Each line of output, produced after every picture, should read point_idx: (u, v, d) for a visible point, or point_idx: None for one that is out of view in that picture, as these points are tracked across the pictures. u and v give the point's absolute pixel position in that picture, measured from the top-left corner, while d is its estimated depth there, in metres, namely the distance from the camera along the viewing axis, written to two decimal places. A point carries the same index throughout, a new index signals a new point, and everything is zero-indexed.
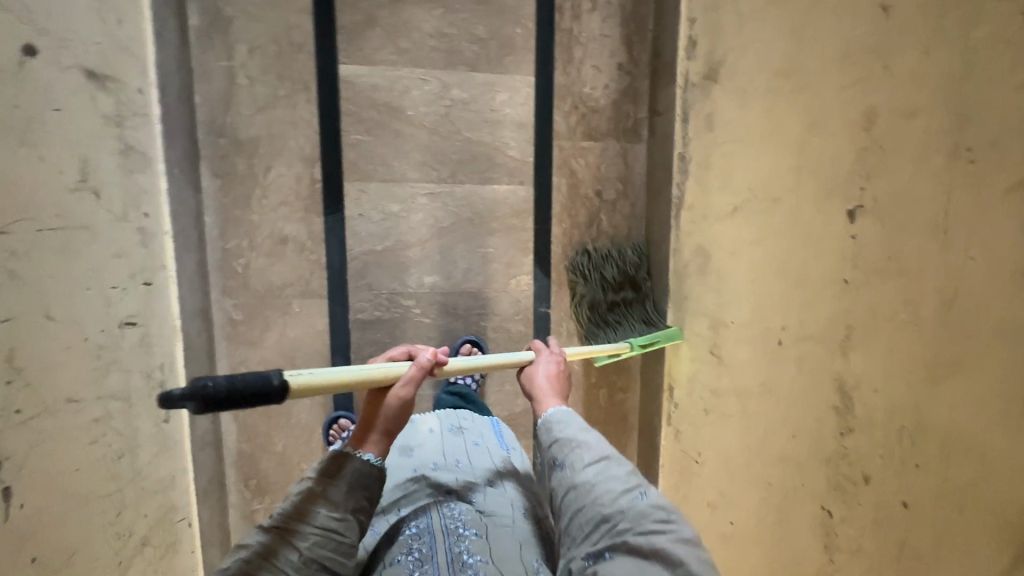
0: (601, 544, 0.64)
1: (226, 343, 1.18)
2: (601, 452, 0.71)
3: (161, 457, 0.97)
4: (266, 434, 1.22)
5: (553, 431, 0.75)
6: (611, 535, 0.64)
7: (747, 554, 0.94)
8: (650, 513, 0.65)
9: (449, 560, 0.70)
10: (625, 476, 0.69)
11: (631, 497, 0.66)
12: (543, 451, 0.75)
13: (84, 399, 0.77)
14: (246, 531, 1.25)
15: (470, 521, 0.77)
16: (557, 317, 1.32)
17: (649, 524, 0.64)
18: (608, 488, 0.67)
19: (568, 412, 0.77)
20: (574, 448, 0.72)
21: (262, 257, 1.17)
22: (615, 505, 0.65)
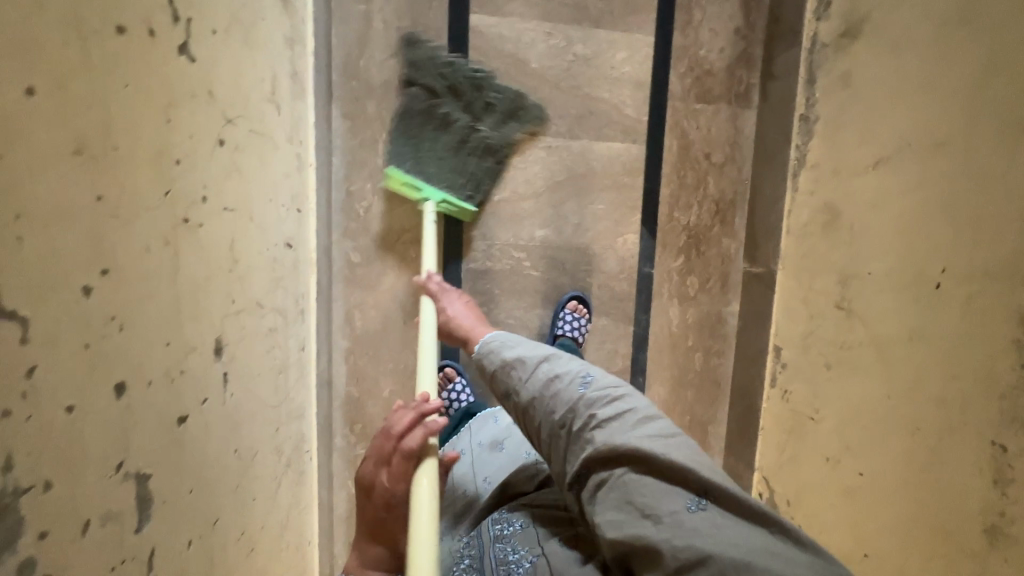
0: (574, 453, 0.72)
1: (343, 285, 1.20)
2: (537, 364, 0.79)
3: (300, 384, 0.98)
4: (374, 378, 1.24)
5: (494, 362, 0.85)
6: (574, 438, 0.72)
7: (883, 505, 0.93)
8: (594, 401, 0.72)
9: (494, 562, 0.77)
10: (563, 374, 0.77)
11: (576, 396, 0.73)
12: (491, 383, 0.85)
13: (265, 307, 0.78)
14: (348, 475, 1.27)
15: (515, 517, 0.84)
16: (659, 278, 1.33)
17: (597, 412, 0.71)
18: (556, 393, 0.75)
19: (498, 341, 0.87)
20: (514, 368, 0.81)
21: (384, 201, 1.18)
22: (564, 407, 0.74)
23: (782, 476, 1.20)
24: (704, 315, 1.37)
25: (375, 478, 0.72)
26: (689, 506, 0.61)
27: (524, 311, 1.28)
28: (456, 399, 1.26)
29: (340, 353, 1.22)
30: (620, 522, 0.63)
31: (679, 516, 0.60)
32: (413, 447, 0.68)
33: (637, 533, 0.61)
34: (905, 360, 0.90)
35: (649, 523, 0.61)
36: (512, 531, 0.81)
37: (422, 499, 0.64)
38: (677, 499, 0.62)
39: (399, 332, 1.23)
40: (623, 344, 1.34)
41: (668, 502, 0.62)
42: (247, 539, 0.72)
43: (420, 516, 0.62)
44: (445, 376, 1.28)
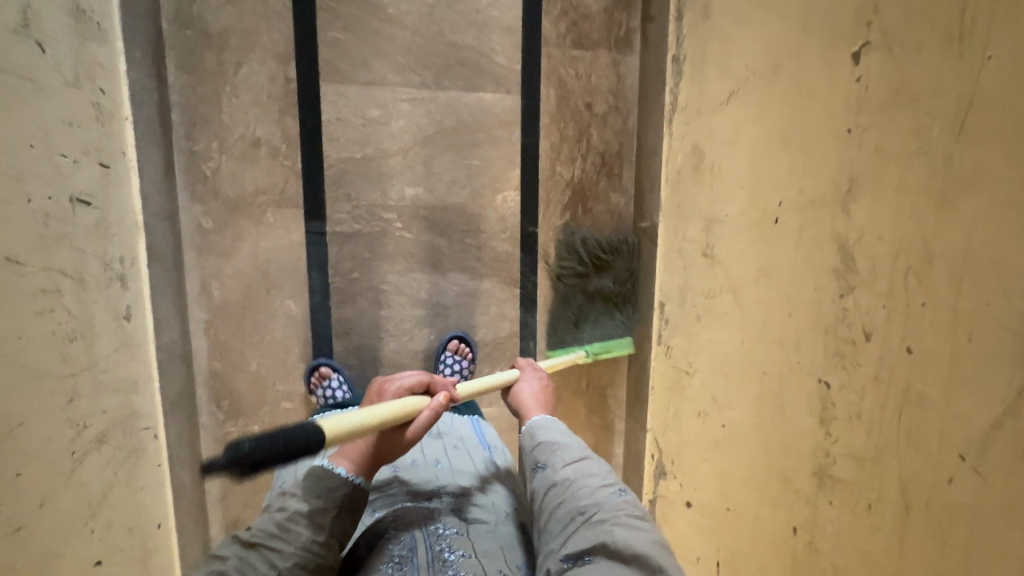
0: (577, 538, 0.65)
1: (196, 253, 1.12)
2: (580, 454, 0.75)
3: (121, 355, 0.91)
4: (239, 351, 1.17)
5: (537, 437, 0.80)
6: (586, 527, 0.65)
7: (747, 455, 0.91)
8: (622, 507, 0.67)
9: (429, 556, 0.68)
10: (602, 474, 0.72)
11: (610, 495, 0.68)
12: (526, 454, 0.79)
13: (26, 264, 0.70)
14: (219, 455, 1.20)
15: (449, 520, 0.76)
16: (545, 237, 1.27)
17: (623, 516, 0.66)
18: (588, 483, 0.70)
19: (558, 423, 0.83)
20: (558, 450, 0.76)
21: (234, 161, 1.10)
22: (591, 498, 0.68)
23: (666, 435, 1.17)
24: (595, 275, 1.31)
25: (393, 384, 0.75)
26: None
27: (400, 276, 1.22)
28: (332, 396, 1.16)
29: (198, 326, 1.14)
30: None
31: None
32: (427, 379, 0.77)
33: None
34: (754, 303, 0.85)
35: None
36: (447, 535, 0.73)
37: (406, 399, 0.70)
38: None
39: (263, 301, 1.16)
40: (510, 307, 1.29)
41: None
42: (4, 516, 0.65)
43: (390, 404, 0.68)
44: (320, 373, 1.17)
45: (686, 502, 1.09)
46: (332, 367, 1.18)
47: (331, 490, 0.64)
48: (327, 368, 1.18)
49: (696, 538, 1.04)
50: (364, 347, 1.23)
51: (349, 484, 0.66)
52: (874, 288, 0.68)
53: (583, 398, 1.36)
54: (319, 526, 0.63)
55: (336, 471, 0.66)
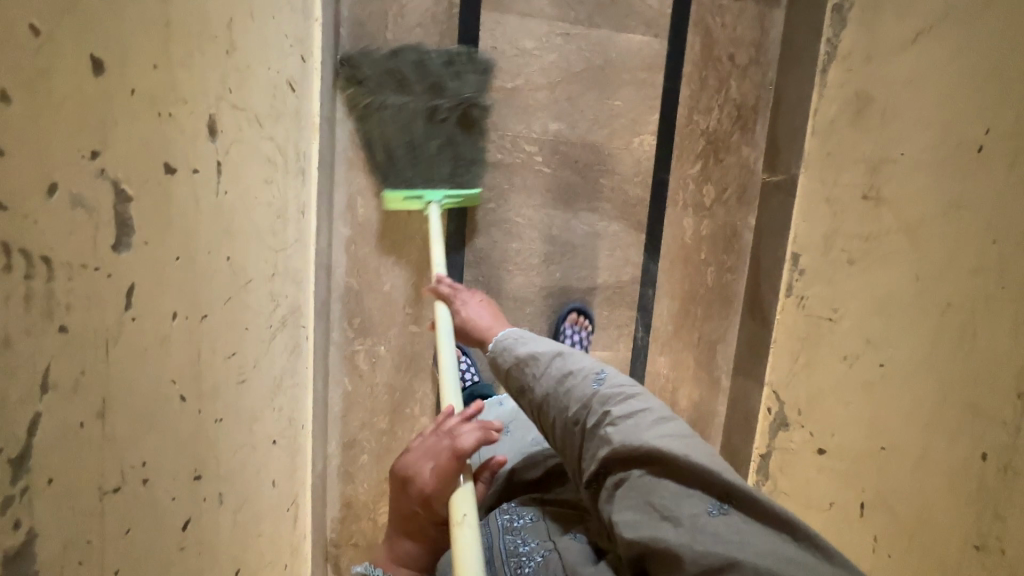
0: (588, 451, 0.70)
1: (346, 169, 1.15)
2: (549, 360, 0.77)
3: (298, 247, 0.93)
4: (374, 270, 1.19)
5: (502, 361, 0.82)
6: (589, 434, 0.70)
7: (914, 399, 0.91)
8: (608, 399, 0.70)
9: (505, 552, 0.76)
10: (578, 371, 0.75)
11: (591, 393, 0.71)
12: (505, 380, 0.82)
13: (263, 130, 0.72)
14: (344, 372, 1.22)
15: (524, 511, 0.83)
16: (674, 185, 1.28)
17: (611, 409, 0.69)
18: (570, 389, 0.73)
19: (512, 337, 0.84)
20: (528, 365, 0.78)
21: (392, 81, 1.13)
22: (578, 404, 0.72)
23: (791, 385, 1.17)
24: (719, 228, 1.32)
25: (416, 472, 0.72)
26: (710, 510, 0.59)
27: (533, 210, 1.23)
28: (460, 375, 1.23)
29: (340, 241, 1.16)
30: (636, 522, 0.61)
31: (697, 521, 0.58)
32: (461, 453, 0.69)
33: (650, 535, 0.59)
34: (937, 237, 0.85)
35: (667, 525, 0.59)
36: (520, 526, 0.80)
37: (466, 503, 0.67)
38: (697, 502, 0.59)
39: (403, 222, 1.18)
40: (634, 252, 1.29)
41: (686, 505, 0.59)
42: (237, 364, 0.67)
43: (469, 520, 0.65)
44: None
45: (817, 450, 1.09)
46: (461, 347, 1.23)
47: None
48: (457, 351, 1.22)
49: (828, 483, 1.05)
50: (491, 278, 1.24)
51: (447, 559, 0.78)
52: None
53: (694, 351, 1.36)
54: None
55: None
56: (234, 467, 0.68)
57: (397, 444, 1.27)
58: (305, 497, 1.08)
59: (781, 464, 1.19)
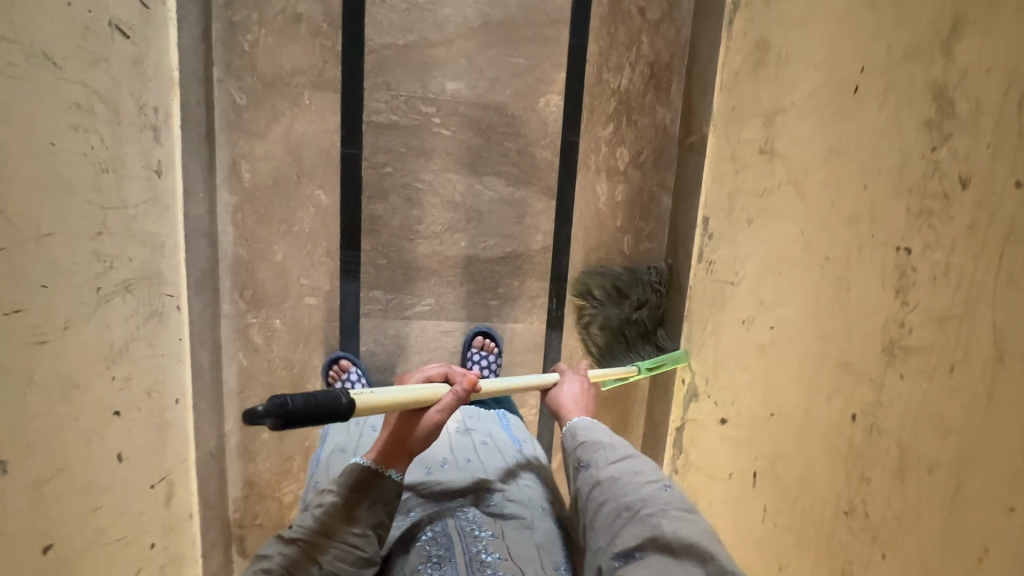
0: (625, 533, 0.61)
1: (227, 131, 1.08)
2: (624, 453, 0.71)
3: (151, 208, 0.87)
4: (265, 239, 1.13)
5: (577, 436, 0.76)
6: (637, 519, 0.62)
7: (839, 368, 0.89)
8: (671, 501, 0.63)
9: (466, 554, 0.65)
10: (649, 471, 0.68)
11: (656, 491, 0.64)
12: (568, 456, 0.75)
13: (64, 69, 0.66)
14: (239, 346, 1.17)
15: (486, 523, 0.73)
16: (586, 148, 1.22)
17: (673, 510, 0.62)
18: (632, 480, 0.66)
19: (597, 424, 0.78)
20: (599, 449, 0.72)
21: (273, 37, 1.07)
22: (636, 493, 0.64)
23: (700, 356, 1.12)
24: (635, 193, 1.26)
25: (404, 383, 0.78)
26: None
27: (435, 175, 1.17)
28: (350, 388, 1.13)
29: (225, 208, 1.11)
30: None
31: None
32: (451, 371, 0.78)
33: None
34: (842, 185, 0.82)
35: None
36: (484, 537, 0.69)
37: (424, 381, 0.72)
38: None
39: (293, 188, 1.12)
40: (545, 219, 1.24)
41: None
42: (26, 323, 0.62)
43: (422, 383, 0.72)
44: (340, 366, 1.16)
45: (721, 419, 1.04)
46: (353, 359, 1.18)
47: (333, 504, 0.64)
48: (347, 362, 1.16)
49: (728, 453, 1.00)
50: (393, 247, 1.18)
51: (368, 473, 0.66)
52: (978, 124, 0.63)
53: None
54: (353, 517, 0.64)
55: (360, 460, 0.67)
56: (33, 436, 0.64)
57: None
58: (186, 474, 1.04)
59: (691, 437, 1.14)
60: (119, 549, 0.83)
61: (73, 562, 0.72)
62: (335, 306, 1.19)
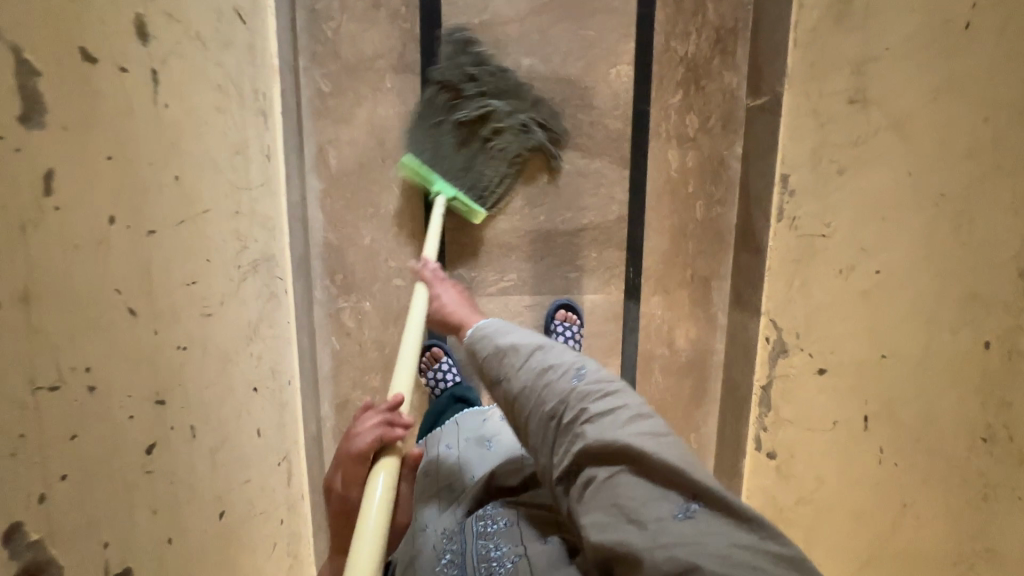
0: (561, 449, 0.62)
1: (314, 119, 1.11)
2: (530, 350, 0.68)
3: (265, 191, 0.90)
4: (353, 222, 1.16)
5: (479, 351, 0.73)
6: (562, 432, 0.62)
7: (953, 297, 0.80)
8: (587, 393, 0.63)
9: (477, 558, 0.74)
10: (557, 363, 0.66)
11: (569, 387, 0.64)
12: (479, 369, 0.73)
13: (208, 51, 0.69)
14: (331, 330, 1.19)
15: (498, 513, 0.80)
16: (657, 116, 1.24)
17: (590, 406, 0.62)
18: (547, 383, 0.65)
19: (495, 327, 0.75)
20: (507, 356, 0.69)
21: (354, 24, 1.09)
22: (555, 398, 0.64)
23: (782, 314, 1.11)
24: (705, 158, 1.28)
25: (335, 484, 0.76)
26: (678, 513, 0.54)
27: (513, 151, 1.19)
28: (442, 377, 1.24)
29: (314, 194, 1.14)
30: (606, 525, 0.56)
31: (665, 524, 0.53)
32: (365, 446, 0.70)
33: (621, 541, 0.54)
34: (957, 122, 0.86)
35: (634, 529, 0.54)
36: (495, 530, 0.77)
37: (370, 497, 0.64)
38: (668, 504, 0.55)
39: (378, 172, 1.15)
40: (619, 189, 1.26)
41: (658, 508, 0.55)
42: (198, 294, 0.64)
43: (373, 504, 0.64)
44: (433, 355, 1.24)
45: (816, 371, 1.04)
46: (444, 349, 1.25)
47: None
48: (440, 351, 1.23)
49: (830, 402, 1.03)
50: (474, 225, 1.21)
51: None
52: None
53: (688, 288, 1.34)
54: None
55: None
56: (208, 405, 0.66)
57: None
58: (297, 455, 1.06)
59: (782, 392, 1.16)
60: (262, 522, 0.85)
61: (236, 531, 0.74)
62: None
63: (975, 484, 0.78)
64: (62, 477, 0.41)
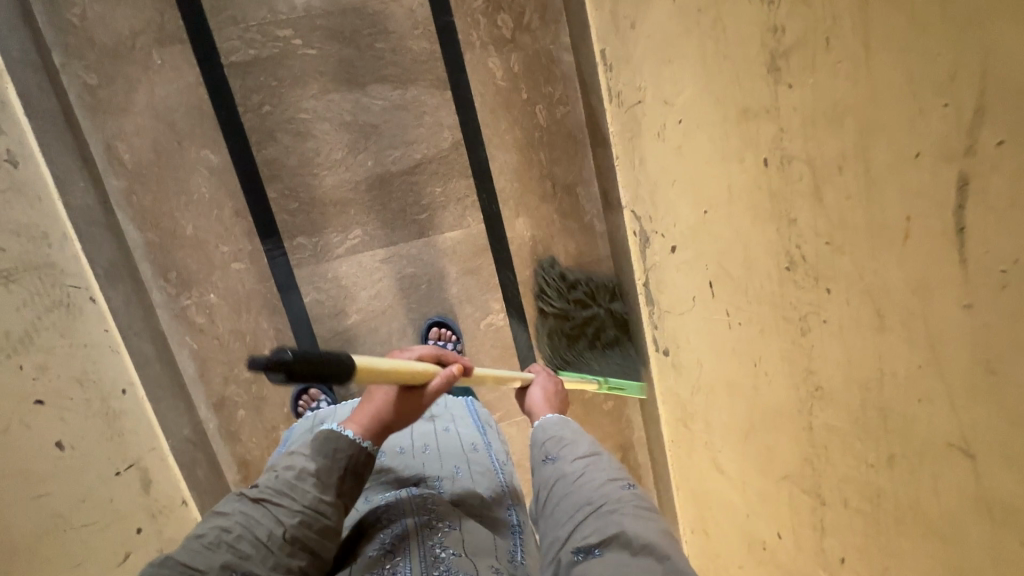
0: (583, 533, 0.57)
1: (90, 115, 1.04)
2: (597, 449, 0.67)
3: (13, 197, 0.84)
4: (169, 214, 1.10)
5: (546, 432, 0.73)
6: (595, 517, 0.57)
7: (729, 126, 0.70)
8: (637, 502, 0.59)
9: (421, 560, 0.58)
10: (617, 471, 0.64)
11: (618, 488, 0.60)
12: (535, 448, 0.72)
13: None
14: (183, 331, 1.15)
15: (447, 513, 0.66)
16: (464, 24, 1.14)
17: (635, 509, 0.57)
18: (595, 477, 0.62)
19: (570, 423, 0.75)
20: (567, 445, 0.69)
21: (100, 4, 1.02)
22: (601, 490, 0.60)
23: (638, 197, 1.06)
24: (531, 58, 1.18)
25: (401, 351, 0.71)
26: None
27: (317, 100, 1.11)
28: None
29: (117, 195, 1.07)
30: None
31: None
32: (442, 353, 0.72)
33: None
34: None
35: None
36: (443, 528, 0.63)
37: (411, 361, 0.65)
38: None
39: (178, 156, 1.08)
40: (446, 114, 1.17)
41: None
42: None
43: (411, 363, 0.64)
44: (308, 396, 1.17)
45: (672, 248, 0.97)
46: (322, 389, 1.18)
47: (335, 451, 0.59)
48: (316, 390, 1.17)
49: (685, 279, 0.94)
50: (300, 187, 1.14)
51: (353, 450, 0.60)
52: None
53: (553, 203, 1.25)
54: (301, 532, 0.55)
55: (345, 434, 0.61)
56: None
57: (271, 389, 1.21)
58: (162, 460, 1.03)
59: (657, 283, 1.08)
60: (94, 533, 0.82)
61: (26, 544, 0.71)
62: (264, 265, 1.16)
63: (772, 336, 0.72)
64: None
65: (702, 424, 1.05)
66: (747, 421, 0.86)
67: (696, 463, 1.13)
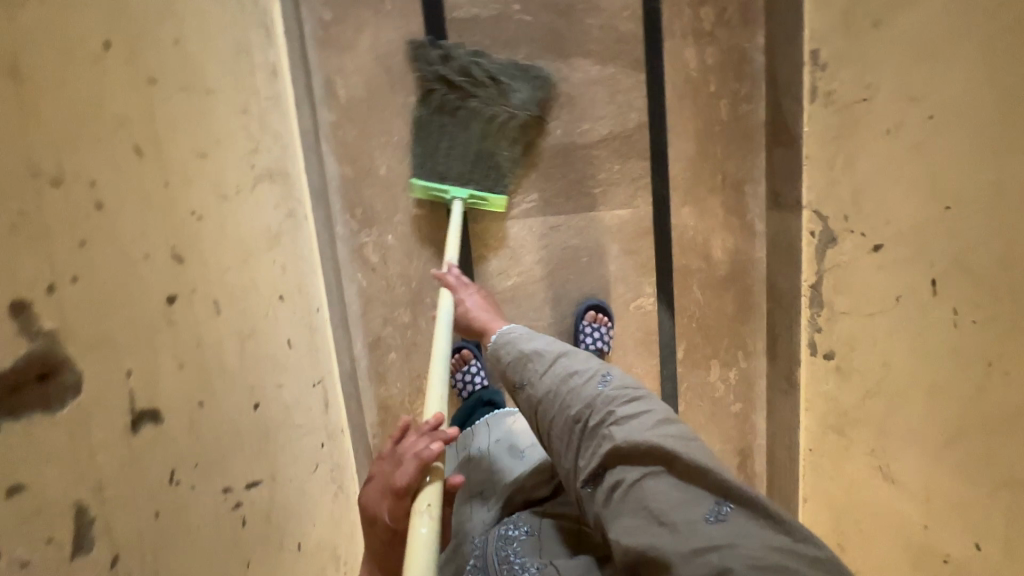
0: (587, 450, 0.69)
1: (318, 47, 1.10)
2: (554, 357, 0.78)
3: (275, 106, 0.89)
4: (367, 152, 1.14)
5: (503, 358, 0.83)
6: (588, 434, 0.69)
7: (1012, 122, 0.73)
8: (611, 399, 0.70)
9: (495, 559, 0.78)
10: (579, 370, 0.75)
11: (595, 393, 0.71)
12: (506, 375, 0.82)
13: None
14: (356, 267, 1.18)
15: (523, 521, 0.83)
16: (669, 12, 1.18)
17: (614, 408, 0.69)
18: (572, 388, 0.73)
19: (517, 333, 0.85)
20: (531, 361, 0.79)
21: None
22: (581, 402, 0.71)
23: (829, 196, 1.07)
24: (725, 53, 1.21)
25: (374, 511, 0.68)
26: (709, 517, 0.58)
27: (522, 64, 1.15)
28: (470, 380, 1.23)
29: (326, 127, 1.12)
30: (634, 528, 0.60)
31: (694, 526, 0.57)
32: (411, 471, 0.63)
33: (653, 545, 0.57)
34: None
35: (664, 532, 0.58)
36: (517, 537, 0.80)
37: (419, 529, 0.59)
38: (697, 510, 0.58)
39: (386, 98, 1.13)
40: (636, 95, 1.20)
41: (685, 511, 0.58)
42: (212, 170, 0.63)
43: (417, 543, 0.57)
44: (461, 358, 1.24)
45: (873, 248, 0.98)
46: (473, 351, 1.25)
47: None
48: (468, 354, 1.24)
49: (890, 279, 0.94)
50: None
51: None
52: None
53: (720, 197, 1.27)
54: None
55: None
56: (231, 286, 0.65)
57: (423, 338, 1.22)
58: (333, 385, 1.05)
59: (836, 283, 1.08)
60: (301, 436, 0.84)
61: (272, 428, 0.72)
62: (441, 214, 1.19)
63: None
64: (71, 279, 0.39)
65: (868, 432, 1.04)
66: (955, 426, 0.85)
67: (847, 473, 1.11)
